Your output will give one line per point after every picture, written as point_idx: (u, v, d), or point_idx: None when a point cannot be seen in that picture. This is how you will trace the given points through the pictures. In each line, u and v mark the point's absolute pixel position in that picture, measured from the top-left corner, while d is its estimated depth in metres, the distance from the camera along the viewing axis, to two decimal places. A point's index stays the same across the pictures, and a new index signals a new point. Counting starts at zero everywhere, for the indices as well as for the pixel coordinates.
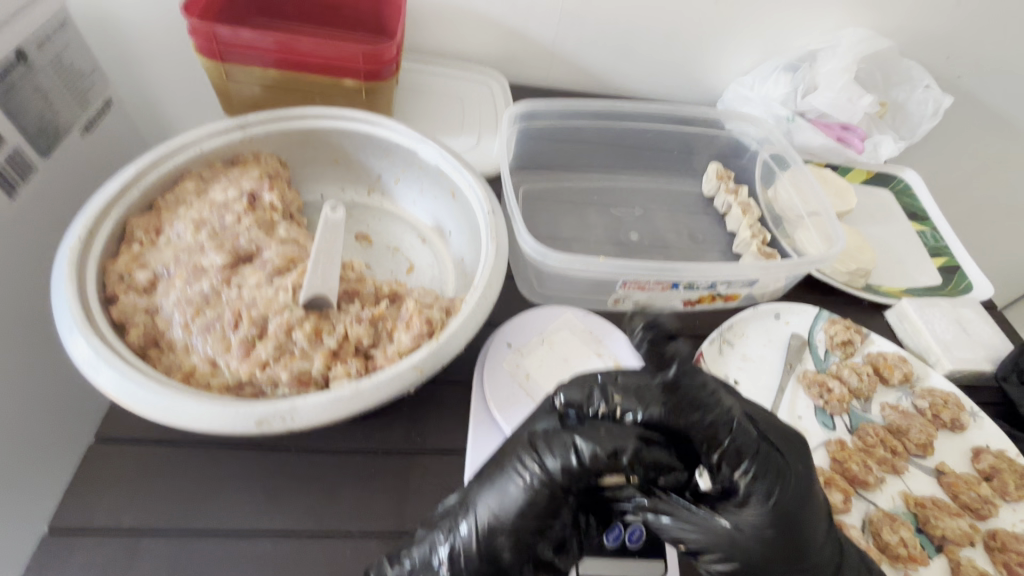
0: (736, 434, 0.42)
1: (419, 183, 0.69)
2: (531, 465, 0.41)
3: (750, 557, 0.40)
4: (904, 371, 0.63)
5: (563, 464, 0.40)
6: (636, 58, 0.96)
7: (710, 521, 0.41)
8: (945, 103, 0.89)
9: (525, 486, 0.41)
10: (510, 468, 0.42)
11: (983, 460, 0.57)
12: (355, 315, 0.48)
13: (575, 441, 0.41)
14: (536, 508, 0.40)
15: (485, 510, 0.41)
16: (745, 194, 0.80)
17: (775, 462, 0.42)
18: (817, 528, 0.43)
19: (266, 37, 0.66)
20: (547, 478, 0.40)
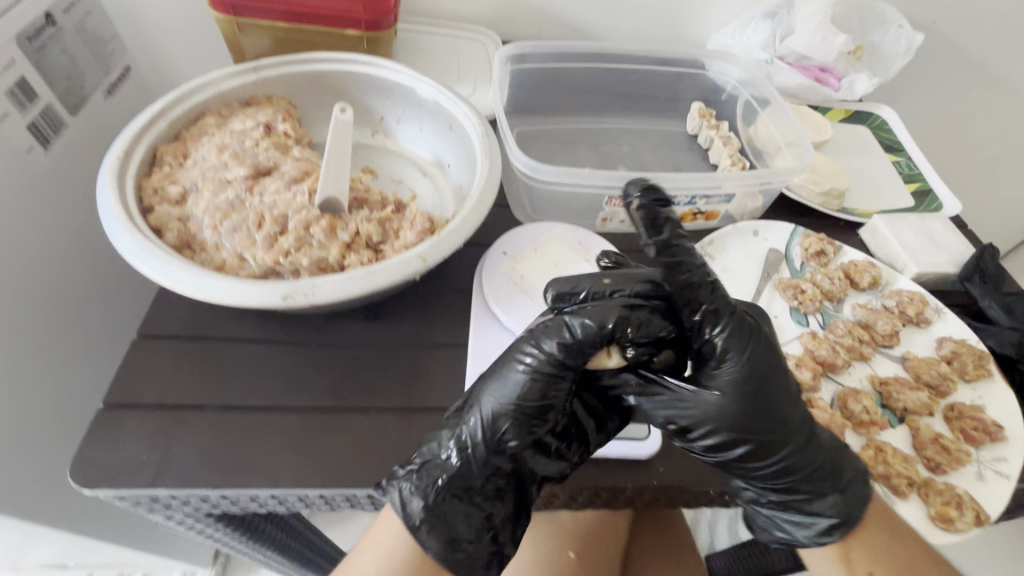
0: (711, 296, 0.46)
1: (419, 121, 0.75)
2: (531, 356, 0.47)
3: (732, 421, 0.46)
4: (873, 275, 0.68)
5: (561, 344, 0.46)
6: (623, 12, 1.01)
7: (695, 391, 0.47)
8: (918, 40, 0.93)
9: (524, 375, 0.46)
10: (511, 364, 0.47)
11: (944, 346, 0.62)
12: (365, 217, 0.54)
13: (566, 324, 0.47)
14: (534, 395, 0.46)
15: (489, 402, 0.47)
16: (726, 129, 0.85)
17: (749, 329, 0.47)
18: (791, 399, 0.48)
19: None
20: (543, 362, 0.46)
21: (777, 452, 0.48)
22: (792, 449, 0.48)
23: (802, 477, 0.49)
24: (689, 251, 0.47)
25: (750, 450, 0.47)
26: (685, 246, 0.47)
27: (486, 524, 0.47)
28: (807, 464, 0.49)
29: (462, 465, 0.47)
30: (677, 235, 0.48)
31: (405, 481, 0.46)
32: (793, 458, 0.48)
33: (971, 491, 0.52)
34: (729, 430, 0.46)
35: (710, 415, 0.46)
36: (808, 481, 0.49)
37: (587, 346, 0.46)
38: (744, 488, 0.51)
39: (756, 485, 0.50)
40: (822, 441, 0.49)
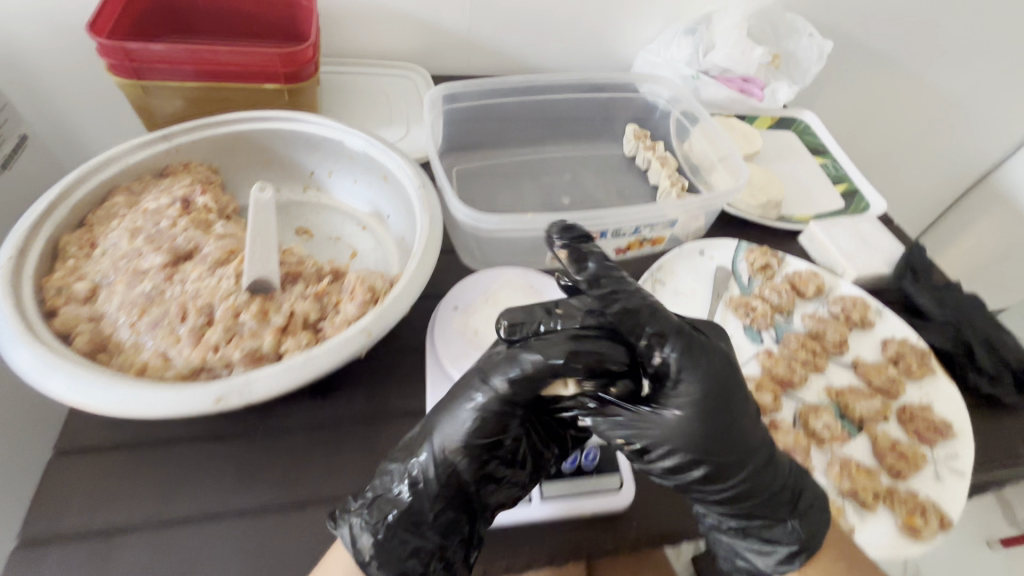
0: (653, 317, 0.45)
1: (352, 173, 0.71)
2: (483, 391, 0.44)
3: (691, 443, 0.43)
4: (817, 284, 0.70)
5: (509, 379, 0.43)
6: (548, 39, 1.01)
7: (653, 413, 0.43)
8: (828, 47, 0.97)
9: (483, 407, 0.43)
10: (461, 398, 0.45)
11: (889, 348, 0.65)
12: (299, 293, 0.50)
13: (519, 356, 0.43)
14: (487, 430, 0.43)
15: (444, 436, 0.44)
16: (662, 149, 0.86)
17: (704, 347, 0.44)
18: (751, 419, 0.45)
19: (182, 48, 0.67)
20: (501, 394, 0.43)
21: (732, 475, 0.45)
22: (750, 472, 0.45)
23: (763, 502, 0.47)
24: (624, 283, 0.47)
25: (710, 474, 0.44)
26: (617, 278, 0.47)
27: (436, 557, 0.44)
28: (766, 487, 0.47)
29: (411, 501, 0.44)
30: (606, 267, 0.48)
31: (355, 516, 0.43)
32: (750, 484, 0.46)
33: (931, 494, 0.53)
34: (687, 453, 0.43)
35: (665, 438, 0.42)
36: (763, 507, 0.47)
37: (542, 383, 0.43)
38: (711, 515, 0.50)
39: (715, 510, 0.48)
40: (780, 462, 0.47)
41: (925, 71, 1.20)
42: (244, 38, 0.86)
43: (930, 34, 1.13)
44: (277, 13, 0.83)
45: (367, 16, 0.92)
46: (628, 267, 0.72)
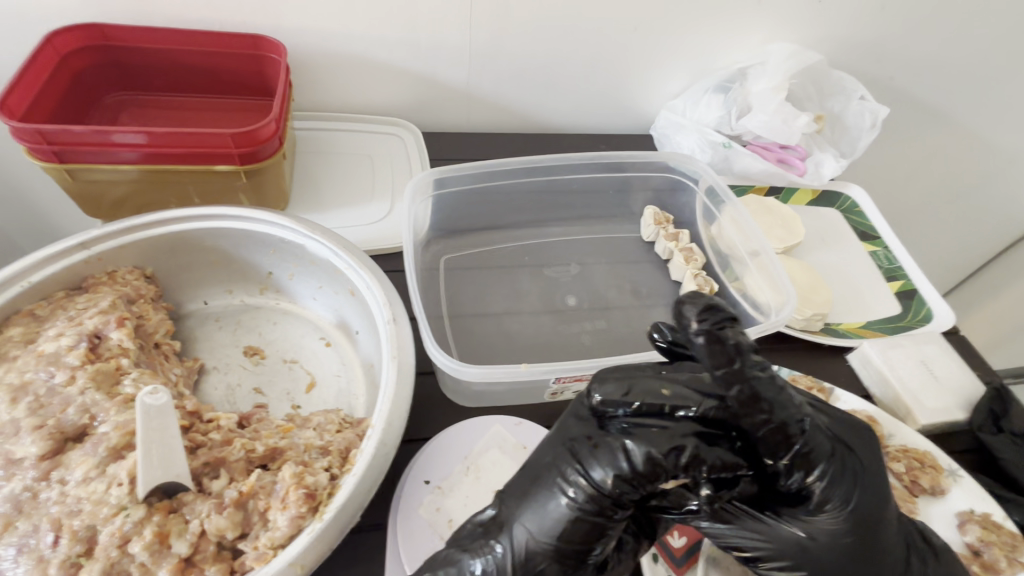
0: (805, 436, 0.39)
1: (316, 278, 0.60)
2: (579, 481, 0.38)
3: (823, 565, 0.40)
4: (874, 434, 0.57)
5: (614, 475, 0.37)
6: (560, 91, 0.88)
7: (776, 530, 0.41)
8: (884, 113, 0.84)
9: (584, 502, 0.37)
10: (552, 487, 0.39)
11: (969, 532, 0.51)
12: (216, 500, 0.38)
13: (625, 448, 0.38)
14: (581, 530, 0.37)
15: (537, 539, 0.38)
16: (686, 239, 0.74)
17: (851, 469, 0.41)
18: (890, 539, 0.42)
19: (111, 129, 0.56)
20: (625, 476, 0.37)
21: None
22: None
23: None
24: (770, 384, 0.40)
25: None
26: (763, 379, 0.40)
27: None
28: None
29: None
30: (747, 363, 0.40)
31: None
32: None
33: None
34: (810, 571, 0.40)
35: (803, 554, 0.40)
36: None
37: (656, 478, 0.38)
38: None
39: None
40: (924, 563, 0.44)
41: (989, 130, 1.06)
42: (204, 95, 0.74)
43: (996, 90, 0.99)
44: (243, 72, 0.72)
45: (349, 68, 0.79)
46: None
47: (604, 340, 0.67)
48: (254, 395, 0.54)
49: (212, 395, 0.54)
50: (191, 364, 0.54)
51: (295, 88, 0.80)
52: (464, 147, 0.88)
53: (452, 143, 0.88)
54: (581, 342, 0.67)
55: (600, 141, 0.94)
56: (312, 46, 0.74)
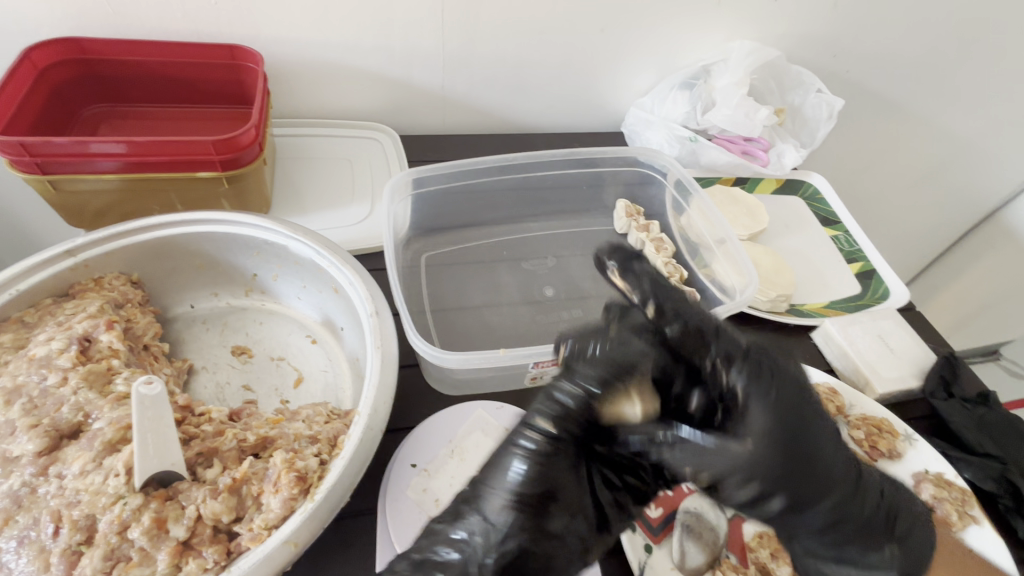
0: (716, 341, 0.43)
1: (300, 278, 0.62)
2: (527, 431, 0.41)
3: (777, 472, 0.38)
4: (836, 404, 0.61)
5: (551, 415, 0.41)
6: (532, 92, 0.91)
7: (722, 441, 0.38)
8: (839, 105, 0.88)
9: (541, 442, 0.40)
10: (506, 447, 0.41)
11: (924, 490, 0.55)
12: (211, 486, 0.40)
13: (559, 388, 0.42)
14: (535, 480, 0.39)
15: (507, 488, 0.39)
16: (657, 229, 0.77)
17: (770, 366, 0.41)
18: (830, 441, 0.41)
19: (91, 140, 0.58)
20: (569, 409, 0.41)
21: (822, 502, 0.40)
22: (835, 499, 0.41)
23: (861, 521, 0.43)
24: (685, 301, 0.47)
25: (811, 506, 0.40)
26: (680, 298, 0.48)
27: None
28: (859, 503, 0.43)
29: (463, 561, 0.37)
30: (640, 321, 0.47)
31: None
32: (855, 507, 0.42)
33: None
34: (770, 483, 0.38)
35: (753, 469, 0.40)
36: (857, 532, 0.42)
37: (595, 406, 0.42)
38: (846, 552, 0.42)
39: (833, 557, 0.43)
40: (867, 483, 0.45)
41: (941, 119, 1.11)
42: (182, 105, 0.76)
43: (945, 80, 1.04)
44: (221, 81, 0.74)
45: (324, 74, 0.80)
46: None
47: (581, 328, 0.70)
48: (244, 392, 0.56)
49: (202, 394, 0.55)
50: (180, 364, 0.56)
51: (273, 96, 0.81)
52: (441, 149, 0.91)
53: (429, 145, 0.91)
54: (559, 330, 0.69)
55: (573, 139, 0.97)
56: (288, 55, 0.76)
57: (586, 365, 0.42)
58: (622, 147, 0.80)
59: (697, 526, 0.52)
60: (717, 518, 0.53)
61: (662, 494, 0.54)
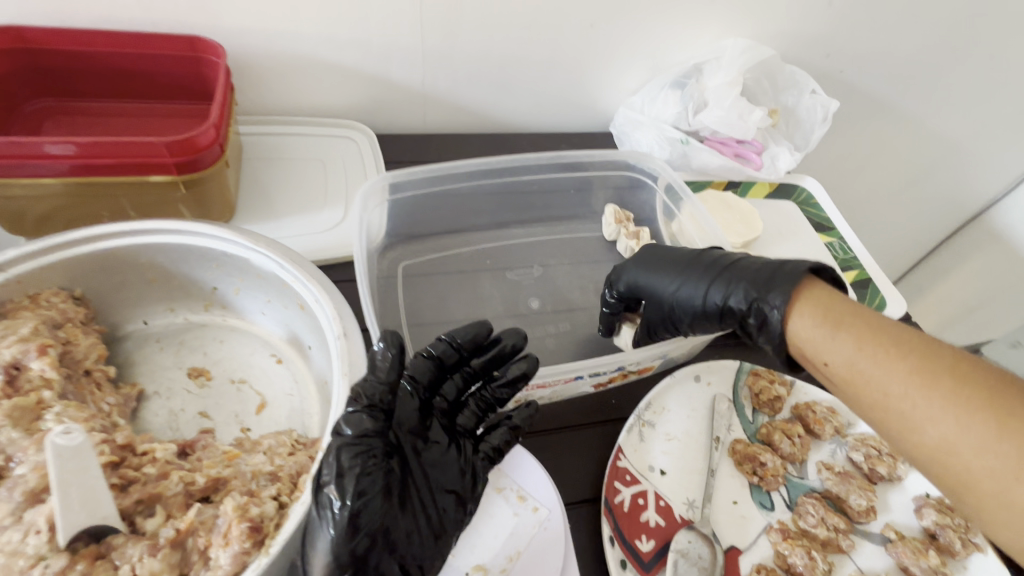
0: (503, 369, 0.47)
1: (263, 292, 0.57)
2: (328, 479, 0.36)
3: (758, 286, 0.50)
4: (835, 425, 0.58)
5: (347, 453, 0.36)
6: (516, 90, 0.86)
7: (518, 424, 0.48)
8: (834, 107, 0.86)
9: (345, 492, 0.35)
10: (315, 501, 0.36)
11: (926, 517, 0.52)
12: (151, 541, 0.35)
13: (351, 420, 0.38)
14: (355, 533, 0.35)
15: (325, 543, 0.35)
16: (647, 237, 0.74)
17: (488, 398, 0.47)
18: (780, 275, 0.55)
19: (39, 140, 0.52)
20: (360, 444, 0.37)
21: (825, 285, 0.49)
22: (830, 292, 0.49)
23: (789, 279, 0.48)
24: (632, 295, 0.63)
25: (745, 285, 0.50)
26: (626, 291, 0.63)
27: None
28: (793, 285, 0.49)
29: None
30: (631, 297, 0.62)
31: None
32: (788, 283, 0.48)
33: None
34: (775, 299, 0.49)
35: (676, 295, 0.54)
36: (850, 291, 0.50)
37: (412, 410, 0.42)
38: (775, 302, 0.47)
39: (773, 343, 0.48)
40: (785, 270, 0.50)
41: (933, 121, 1.09)
42: (137, 100, 0.70)
43: (938, 82, 1.02)
44: (180, 75, 0.68)
45: (294, 69, 0.75)
46: (610, 402, 0.59)
47: (568, 343, 0.66)
48: (200, 419, 0.51)
49: (152, 423, 0.50)
50: (128, 390, 0.51)
51: (238, 91, 0.76)
52: (421, 149, 0.86)
53: (408, 145, 0.86)
54: (545, 345, 0.66)
55: (559, 140, 0.93)
56: (253, 48, 0.71)
57: (371, 398, 0.39)
58: (612, 149, 0.76)
59: (691, 561, 0.48)
60: (713, 551, 0.49)
61: (655, 525, 0.50)
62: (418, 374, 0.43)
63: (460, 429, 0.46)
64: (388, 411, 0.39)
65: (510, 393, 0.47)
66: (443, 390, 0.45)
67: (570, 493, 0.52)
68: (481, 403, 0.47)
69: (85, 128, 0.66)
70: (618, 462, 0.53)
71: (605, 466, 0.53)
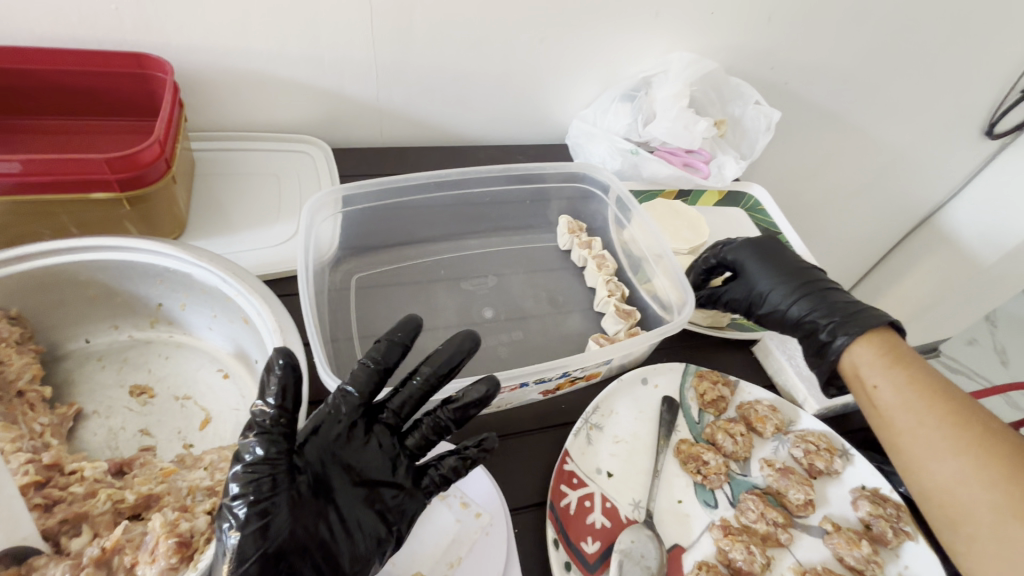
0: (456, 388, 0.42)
1: (209, 307, 0.57)
2: (228, 502, 0.35)
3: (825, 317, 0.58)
4: (776, 422, 0.60)
5: (242, 478, 0.36)
6: (472, 104, 0.88)
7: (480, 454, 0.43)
8: (776, 116, 0.89)
9: (241, 512, 0.35)
10: (220, 522, 0.35)
11: (861, 508, 0.54)
12: (75, 561, 0.35)
13: (248, 446, 0.36)
14: (254, 552, 0.34)
15: (225, 563, 0.34)
16: (599, 246, 0.76)
17: (441, 424, 0.43)
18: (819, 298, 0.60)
19: None
20: (253, 470, 0.36)
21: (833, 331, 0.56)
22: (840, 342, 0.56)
23: (855, 322, 0.56)
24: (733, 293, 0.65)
25: (817, 318, 0.58)
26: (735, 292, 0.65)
27: None
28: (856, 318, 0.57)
29: None
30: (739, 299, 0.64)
31: None
32: (855, 324, 0.56)
33: None
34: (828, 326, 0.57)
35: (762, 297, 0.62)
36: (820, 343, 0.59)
37: (331, 427, 0.40)
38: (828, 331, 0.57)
39: (828, 365, 0.57)
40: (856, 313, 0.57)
41: (877, 129, 1.14)
42: (80, 117, 0.69)
43: (878, 93, 1.08)
44: (124, 91, 0.68)
45: (247, 85, 0.75)
46: (558, 407, 0.60)
47: (521, 351, 0.67)
48: (140, 437, 0.51)
49: (90, 442, 0.50)
50: (65, 410, 0.50)
51: (191, 108, 0.76)
52: (377, 162, 0.87)
53: (365, 159, 0.87)
54: (498, 354, 0.66)
55: (516, 153, 0.95)
56: (204, 65, 0.71)
57: (263, 424, 0.37)
58: (563, 160, 0.78)
59: (635, 560, 0.49)
60: (657, 549, 0.50)
61: (600, 527, 0.51)
62: (356, 384, 0.41)
63: (408, 450, 0.43)
64: (289, 433, 0.37)
65: (462, 416, 0.42)
66: (393, 404, 0.43)
67: (516, 498, 0.52)
68: (434, 427, 0.43)
69: (25, 146, 0.66)
70: (564, 465, 0.54)
71: (551, 471, 0.54)
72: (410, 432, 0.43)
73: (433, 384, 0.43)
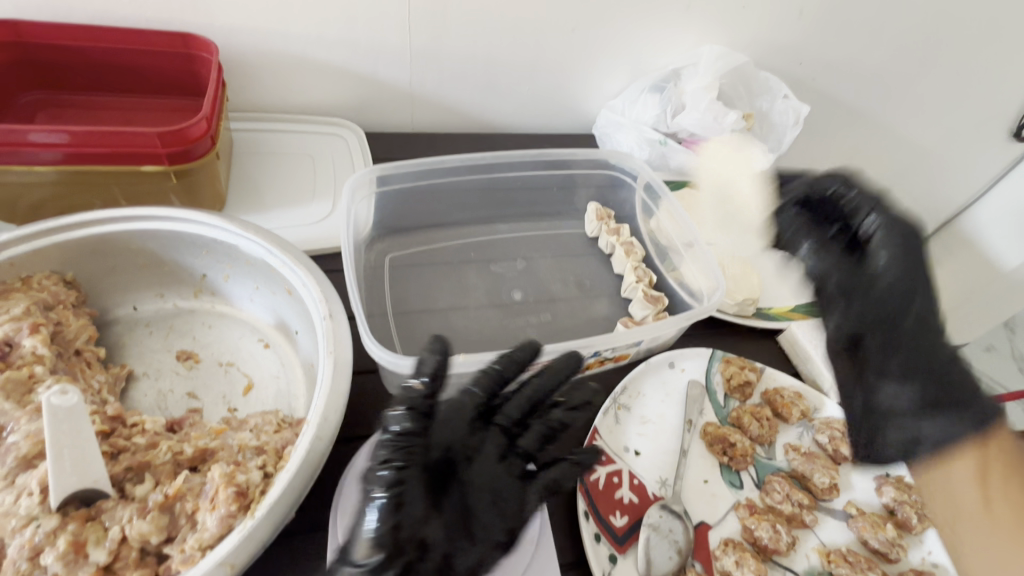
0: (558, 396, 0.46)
1: (252, 279, 0.58)
2: (377, 469, 0.37)
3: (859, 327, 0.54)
4: (801, 408, 0.61)
5: (393, 445, 0.38)
6: (502, 92, 0.89)
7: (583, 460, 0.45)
8: (804, 111, 0.90)
9: (386, 477, 0.36)
10: (365, 490, 0.37)
11: (885, 493, 0.55)
12: (140, 505, 0.37)
13: (393, 418, 0.39)
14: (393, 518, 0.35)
15: (367, 528, 0.35)
16: (627, 233, 0.77)
17: (551, 428, 0.45)
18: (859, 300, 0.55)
19: (27, 128, 0.54)
20: (401, 439, 0.38)
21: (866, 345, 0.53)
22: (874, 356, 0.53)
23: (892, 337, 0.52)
24: None
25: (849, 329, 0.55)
26: None
27: None
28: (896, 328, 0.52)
29: None
30: None
31: None
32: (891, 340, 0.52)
33: None
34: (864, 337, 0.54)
35: None
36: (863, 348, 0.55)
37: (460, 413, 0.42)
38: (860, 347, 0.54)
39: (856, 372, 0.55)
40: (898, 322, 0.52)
41: (903, 127, 1.14)
42: (126, 95, 0.71)
43: (905, 92, 1.07)
44: (169, 70, 0.70)
45: (286, 68, 0.77)
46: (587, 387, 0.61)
47: (550, 332, 0.69)
48: (187, 400, 0.53)
49: (140, 402, 0.52)
50: (118, 371, 0.52)
51: (232, 89, 0.78)
52: (409, 147, 0.88)
53: (396, 143, 0.88)
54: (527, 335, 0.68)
55: (544, 141, 0.96)
56: (245, 46, 0.73)
57: (412, 399, 0.39)
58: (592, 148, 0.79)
59: (663, 534, 0.50)
60: (684, 525, 0.52)
61: (628, 502, 0.52)
62: (480, 385, 0.44)
63: (519, 449, 0.44)
64: (430, 411, 0.40)
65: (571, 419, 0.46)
66: (507, 408, 0.45)
67: None
68: (545, 429, 0.45)
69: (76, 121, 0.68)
70: (594, 442, 0.55)
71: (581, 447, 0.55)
72: (523, 434, 0.45)
73: (540, 391, 0.46)
